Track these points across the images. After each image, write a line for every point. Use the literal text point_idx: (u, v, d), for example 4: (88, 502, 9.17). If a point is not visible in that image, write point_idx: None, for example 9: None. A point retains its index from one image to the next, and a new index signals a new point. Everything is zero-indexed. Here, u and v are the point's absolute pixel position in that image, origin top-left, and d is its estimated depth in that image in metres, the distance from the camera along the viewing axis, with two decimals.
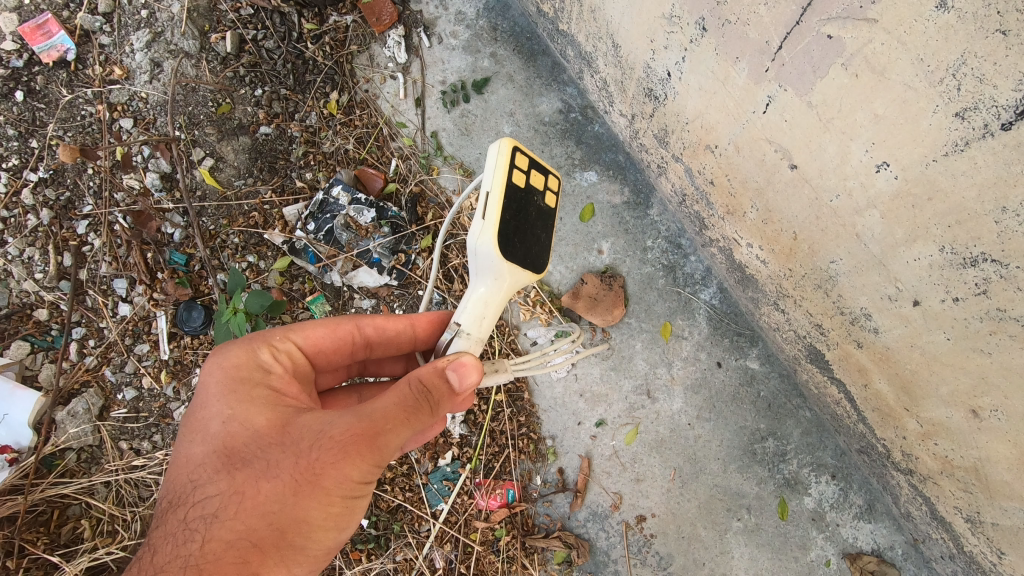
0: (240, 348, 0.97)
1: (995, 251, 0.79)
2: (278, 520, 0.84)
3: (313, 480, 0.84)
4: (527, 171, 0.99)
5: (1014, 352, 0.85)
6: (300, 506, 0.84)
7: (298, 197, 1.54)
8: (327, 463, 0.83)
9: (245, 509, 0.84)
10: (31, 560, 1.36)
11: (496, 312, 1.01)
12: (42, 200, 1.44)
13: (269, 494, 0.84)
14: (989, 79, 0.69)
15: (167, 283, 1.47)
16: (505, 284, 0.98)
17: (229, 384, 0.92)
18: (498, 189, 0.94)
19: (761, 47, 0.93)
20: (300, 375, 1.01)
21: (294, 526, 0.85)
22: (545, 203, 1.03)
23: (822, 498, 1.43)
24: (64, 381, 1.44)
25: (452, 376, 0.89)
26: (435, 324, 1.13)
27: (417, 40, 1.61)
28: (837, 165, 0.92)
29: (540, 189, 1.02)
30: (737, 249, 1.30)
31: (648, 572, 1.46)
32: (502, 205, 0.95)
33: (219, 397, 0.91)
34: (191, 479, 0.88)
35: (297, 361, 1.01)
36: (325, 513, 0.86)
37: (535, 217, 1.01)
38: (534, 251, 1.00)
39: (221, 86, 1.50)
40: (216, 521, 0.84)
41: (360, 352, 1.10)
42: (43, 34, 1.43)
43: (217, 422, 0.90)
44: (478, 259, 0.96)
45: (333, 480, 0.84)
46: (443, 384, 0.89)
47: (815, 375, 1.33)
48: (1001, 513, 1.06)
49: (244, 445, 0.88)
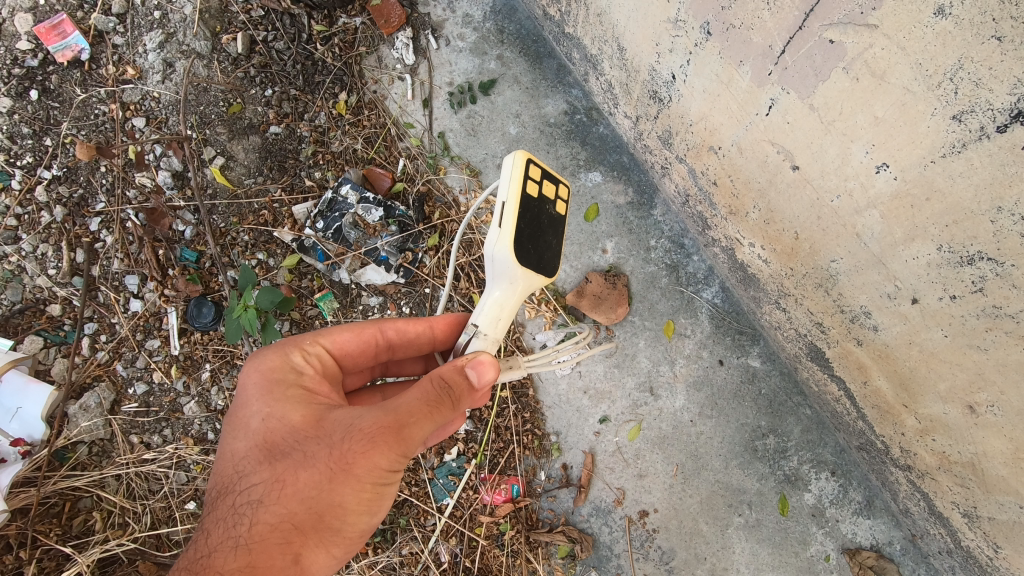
0: (274, 351, 1.01)
1: (991, 250, 0.81)
2: (316, 506, 0.88)
3: (346, 469, 0.87)
4: (540, 180, 1.02)
5: (1010, 348, 0.88)
6: (335, 493, 0.88)
7: (307, 196, 1.56)
8: (358, 453, 0.86)
9: (286, 496, 0.89)
10: (44, 551, 1.37)
11: (510, 316, 1.04)
12: (56, 197, 1.46)
13: (306, 483, 0.88)
14: (985, 83, 0.71)
15: (179, 279, 1.49)
16: (519, 287, 1.01)
17: (265, 383, 0.97)
18: (513, 198, 0.97)
19: (764, 51, 0.95)
20: (329, 375, 1.04)
21: (330, 511, 0.89)
22: (558, 211, 1.05)
23: (822, 494, 1.45)
24: (77, 375, 1.46)
25: (472, 372, 0.91)
26: (453, 325, 1.14)
27: (425, 42, 1.64)
28: (838, 166, 0.94)
29: (552, 196, 1.04)
30: (739, 249, 1.33)
31: (650, 566, 1.49)
32: (517, 213, 0.98)
33: (258, 396, 0.96)
34: (236, 470, 0.93)
35: (326, 363, 1.05)
36: (358, 499, 0.89)
37: (549, 224, 1.03)
38: (547, 256, 1.03)
39: (233, 86, 1.53)
40: (260, 507, 0.89)
41: (383, 354, 1.13)
42: (58, 34, 1.45)
43: (257, 419, 0.94)
44: (494, 264, 0.99)
45: (363, 468, 0.87)
46: (463, 380, 0.91)
47: (815, 373, 1.36)
48: (997, 507, 1.08)
49: (282, 438, 0.92)
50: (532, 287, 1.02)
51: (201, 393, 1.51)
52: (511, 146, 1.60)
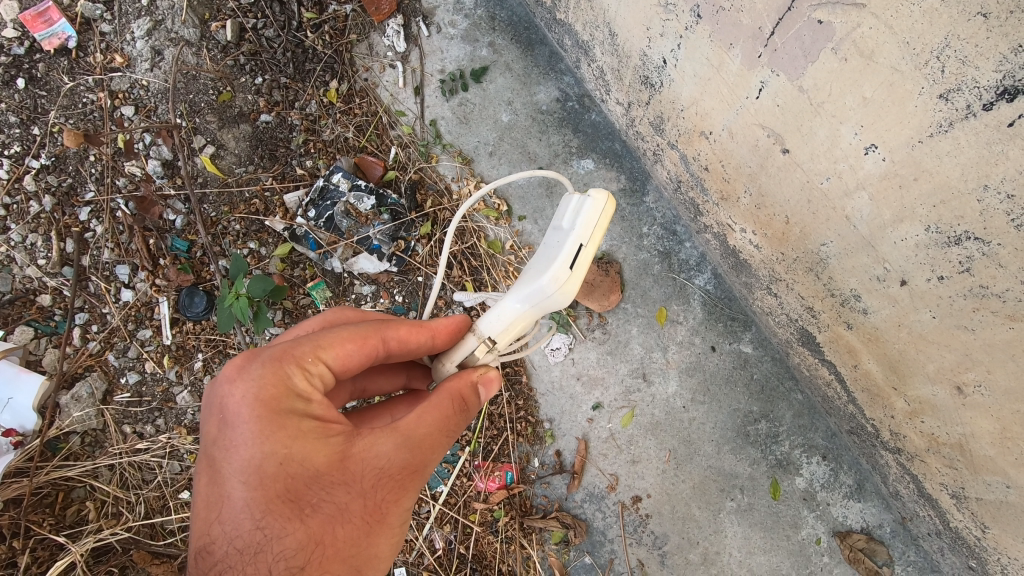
0: (269, 374, 0.83)
1: (977, 229, 0.82)
2: (354, 560, 0.89)
3: (383, 516, 0.90)
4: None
5: (996, 328, 0.89)
6: (373, 542, 0.90)
7: (298, 184, 1.55)
8: (394, 499, 0.90)
9: (326, 556, 0.86)
10: (37, 541, 1.38)
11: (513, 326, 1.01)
12: (44, 186, 1.45)
13: (344, 538, 0.87)
14: (971, 61, 0.71)
15: (170, 269, 1.49)
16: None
17: (270, 420, 0.82)
18: (592, 245, 0.92)
19: (754, 33, 0.95)
20: (327, 392, 0.91)
21: (365, 562, 0.90)
22: None
23: (814, 479, 1.46)
24: (68, 366, 1.45)
25: (482, 389, 0.96)
26: (454, 331, 1.00)
27: (416, 29, 1.62)
28: (828, 148, 0.95)
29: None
30: (731, 235, 1.33)
31: (643, 551, 1.50)
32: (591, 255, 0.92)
33: (262, 438, 0.81)
34: (251, 531, 0.82)
35: (325, 380, 0.90)
36: (390, 541, 0.93)
37: None
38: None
39: (222, 74, 1.52)
40: (296, 573, 0.84)
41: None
42: (43, 22, 1.44)
43: (269, 467, 0.82)
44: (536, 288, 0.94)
45: (399, 511, 0.91)
46: (474, 399, 0.96)
47: (806, 358, 1.36)
48: (984, 488, 1.09)
49: (305, 488, 0.84)
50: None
51: (193, 383, 1.51)
52: (503, 133, 1.59)
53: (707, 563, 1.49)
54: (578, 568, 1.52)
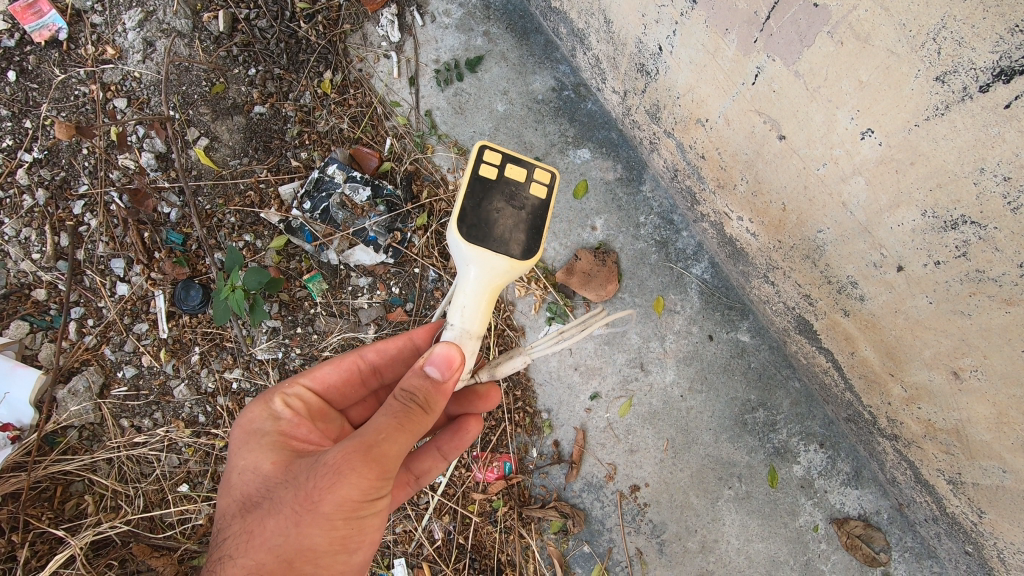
0: (259, 401, 1.08)
1: (974, 213, 0.81)
2: (286, 551, 0.87)
3: (311, 504, 0.86)
4: (500, 165, 1.06)
5: (992, 313, 0.89)
6: (303, 535, 0.86)
7: (293, 176, 1.53)
8: (324, 488, 0.85)
9: (258, 544, 0.89)
10: (37, 535, 1.38)
11: (482, 302, 1.02)
12: (37, 180, 1.45)
13: (273, 528, 0.88)
14: (967, 42, 0.71)
15: (165, 262, 1.47)
16: (489, 273, 1.02)
17: (251, 433, 1.04)
18: (463, 183, 1.04)
19: (749, 18, 0.94)
20: (317, 413, 1.12)
21: (301, 555, 0.87)
22: (527, 196, 1.06)
23: (811, 466, 1.47)
24: (65, 360, 1.45)
25: (431, 369, 0.91)
26: (433, 332, 1.20)
27: (411, 18, 1.61)
28: (824, 134, 0.94)
29: (522, 181, 1.06)
30: (728, 223, 1.33)
31: (642, 540, 1.50)
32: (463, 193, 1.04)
33: (242, 447, 1.02)
34: (225, 524, 0.98)
35: (314, 402, 1.13)
36: (329, 539, 0.87)
37: (512, 206, 1.05)
38: (521, 239, 1.04)
39: (215, 65, 1.51)
40: (235, 559, 0.90)
41: (371, 378, 1.20)
42: (34, 13, 1.43)
43: (241, 471, 0.99)
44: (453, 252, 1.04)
45: (329, 504, 0.85)
46: (425, 380, 0.91)
47: (804, 346, 1.36)
48: (981, 473, 1.10)
49: (262, 489, 0.96)
50: (504, 272, 1.02)
51: (190, 376, 1.50)
52: (499, 123, 1.58)
53: (706, 551, 1.50)
54: (577, 557, 1.52)
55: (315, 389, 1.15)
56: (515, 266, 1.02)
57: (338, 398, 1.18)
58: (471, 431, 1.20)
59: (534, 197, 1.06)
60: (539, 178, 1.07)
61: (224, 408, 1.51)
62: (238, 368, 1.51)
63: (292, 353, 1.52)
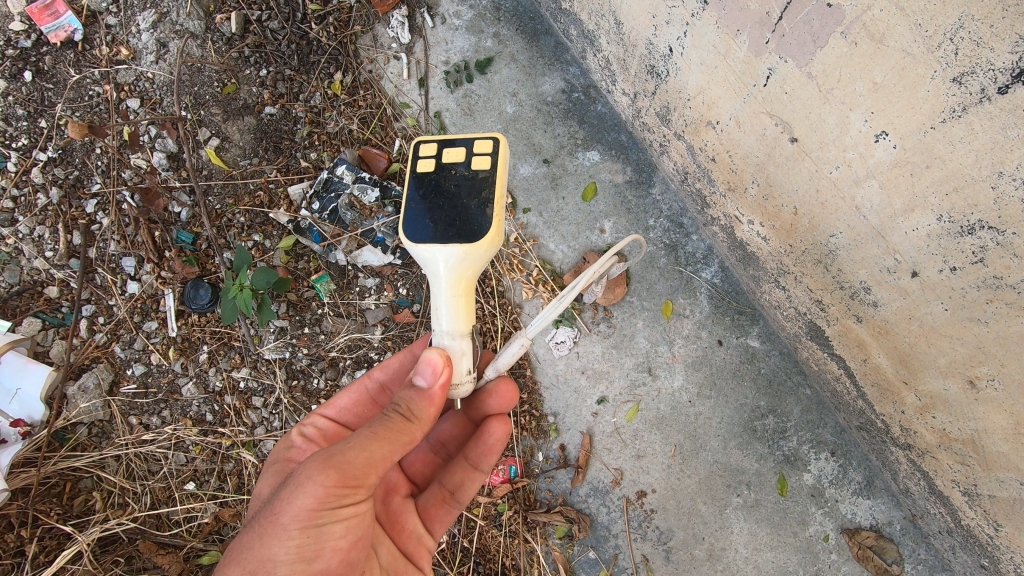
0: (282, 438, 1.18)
1: (992, 218, 0.79)
2: (250, 564, 0.86)
3: (273, 515, 0.87)
4: (436, 154, 1.05)
5: (1010, 320, 0.86)
6: (265, 546, 0.86)
7: (303, 176, 1.54)
8: (284, 498, 0.86)
9: (230, 560, 0.89)
10: (45, 530, 1.39)
11: (450, 299, 1.02)
12: (51, 178, 1.46)
13: (244, 543, 0.89)
14: (986, 42, 0.69)
15: (175, 261, 1.48)
16: (445, 266, 1.01)
17: (270, 467, 1.12)
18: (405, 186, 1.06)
19: (761, 18, 0.93)
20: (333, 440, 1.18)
21: (262, 567, 0.86)
22: (470, 171, 1.03)
23: (822, 475, 1.44)
24: (76, 357, 1.46)
25: (419, 377, 0.96)
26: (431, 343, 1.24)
27: (421, 20, 1.61)
28: (837, 136, 0.92)
29: (461, 160, 1.04)
30: (738, 227, 1.31)
31: (648, 546, 1.49)
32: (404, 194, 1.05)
33: (261, 482, 1.09)
34: None
35: (330, 431, 1.19)
36: (288, 549, 0.86)
37: (456, 189, 1.03)
38: (473, 220, 1.01)
39: (226, 66, 1.52)
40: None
41: (383, 398, 1.25)
42: (51, 14, 1.46)
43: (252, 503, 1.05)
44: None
45: (286, 512, 0.85)
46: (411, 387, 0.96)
47: (815, 352, 1.34)
48: (997, 485, 1.07)
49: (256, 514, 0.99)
50: (460, 261, 1.00)
51: (199, 374, 1.50)
52: (508, 125, 1.58)
53: (713, 559, 1.47)
54: (582, 563, 1.50)
55: (330, 416, 1.22)
56: (467, 249, 1.00)
57: (355, 422, 1.23)
58: (493, 431, 1.19)
59: (477, 170, 1.03)
60: (480, 150, 1.04)
61: (231, 406, 1.51)
62: (246, 367, 1.51)
63: (299, 353, 1.52)
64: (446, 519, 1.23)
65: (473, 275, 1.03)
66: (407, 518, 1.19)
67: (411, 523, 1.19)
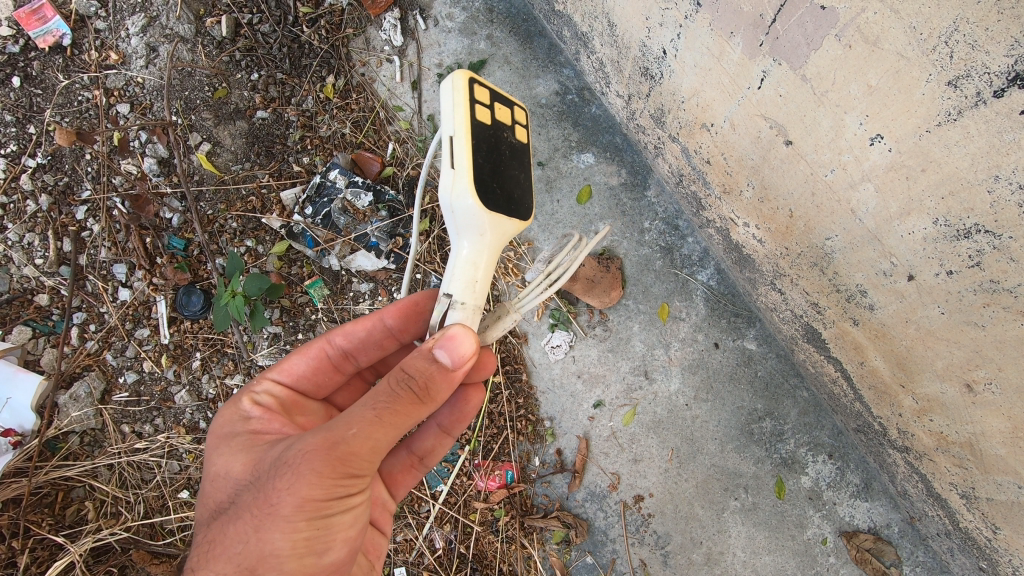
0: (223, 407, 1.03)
1: (988, 222, 0.79)
2: (247, 558, 0.81)
3: (269, 504, 0.81)
4: (490, 105, 0.93)
5: (1007, 324, 0.85)
6: (264, 539, 0.81)
7: (295, 181, 1.52)
8: (281, 488, 0.80)
9: (218, 551, 0.84)
10: (37, 541, 1.38)
11: (488, 269, 0.95)
12: (41, 185, 1.45)
13: (236, 534, 0.83)
14: (981, 45, 0.68)
15: (167, 268, 1.47)
16: (502, 239, 0.94)
17: (216, 443, 0.98)
18: (461, 129, 0.89)
19: (755, 21, 0.92)
20: (289, 408, 1.06)
21: (263, 561, 0.81)
22: (517, 139, 0.97)
23: (820, 477, 1.43)
24: (67, 365, 1.45)
25: (440, 352, 0.84)
26: (407, 311, 1.12)
27: (414, 22, 1.60)
28: (832, 139, 0.92)
29: (509, 121, 0.96)
30: (734, 229, 1.30)
31: (646, 551, 1.48)
32: (469, 147, 0.89)
33: (210, 459, 0.97)
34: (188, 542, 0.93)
35: (284, 397, 1.06)
36: (292, 543, 0.81)
37: (509, 155, 0.96)
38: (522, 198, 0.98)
39: (218, 70, 1.50)
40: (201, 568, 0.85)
41: (345, 363, 1.13)
42: (39, 19, 1.44)
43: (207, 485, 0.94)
44: (455, 216, 0.91)
45: (288, 504, 0.79)
46: (431, 363, 0.83)
47: (812, 354, 1.33)
48: (995, 488, 1.06)
49: (227, 496, 0.90)
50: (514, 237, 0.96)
51: (191, 382, 1.49)
52: None
53: (711, 563, 1.47)
54: (580, 568, 1.50)
55: (285, 382, 1.08)
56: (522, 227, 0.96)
57: (312, 388, 1.12)
58: (472, 401, 1.14)
59: (521, 140, 0.98)
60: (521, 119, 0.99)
61: None
62: (240, 373, 1.50)
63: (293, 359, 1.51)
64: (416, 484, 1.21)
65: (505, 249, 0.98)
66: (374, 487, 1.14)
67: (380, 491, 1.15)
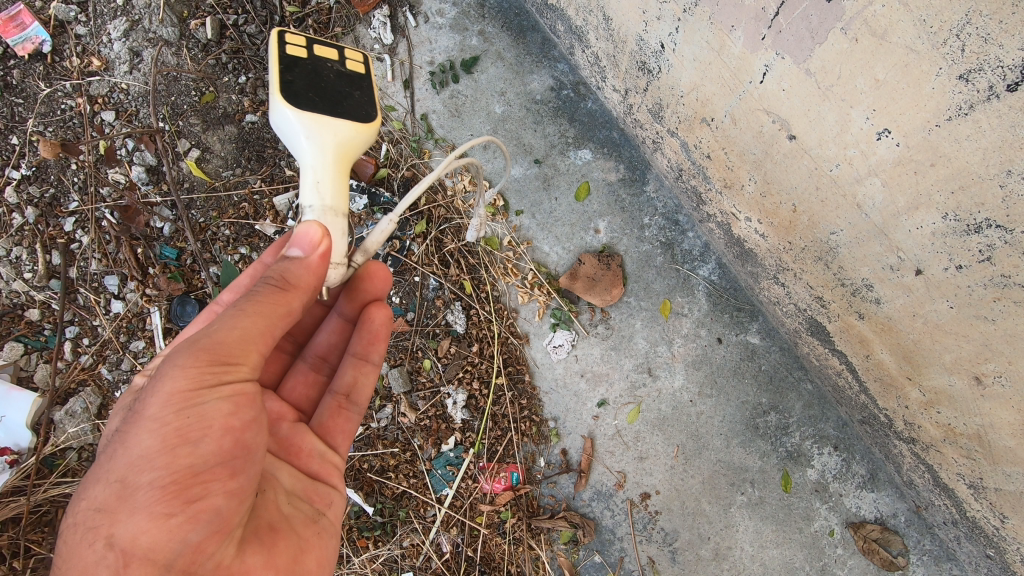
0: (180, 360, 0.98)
1: (1000, 217, 0.78)
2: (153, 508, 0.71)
3: (187, 452, 0.72)
4: (307, 45, 0.91)
5: (1018, 318, 0.85)
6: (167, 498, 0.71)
7: (288, 185, 1.49)
8: (193, 434, 0.71)
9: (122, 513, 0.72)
10: (38, 560, 1.36)
11: (335, 177, 0.86)
12: (26, 198, 1.41)
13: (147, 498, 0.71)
14: (995, 38, 0.67)
15: (160, 278, 1.44)
16: (332, 140, 0.87)
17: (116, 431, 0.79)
18: (273, 58, 0.88)
19: (757, 14, 0.90)
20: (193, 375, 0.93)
21: (168, 505, 0.71)
22: (347, 69, 0.93)
23: (826, 470, 1.43)
24: (61, 381, 1.42)
25: (292, 248, 0.76)
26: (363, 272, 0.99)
27: (403, 19, 1.56)
28: (837, 133, 0.90)
29: (334, 59, 0.92)
30: (735, 223, 1.29)
31: (654, 548, 1.48)
32: (278, 67, 0.87)
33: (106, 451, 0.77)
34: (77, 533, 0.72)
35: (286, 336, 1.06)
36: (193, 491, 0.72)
37: (336, 81, 0.91)
38: (362, 107, 0.92)
39: (204, 74, 1.47)
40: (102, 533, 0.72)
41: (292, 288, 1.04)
42: (16, 26, 1.39)
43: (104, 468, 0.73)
44: (282, 133, 0.87)
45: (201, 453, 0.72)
46: (287, 260, 0.76)
47: (816, 347, 1.33)
48: (1004, 478, 1.07)
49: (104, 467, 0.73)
50: (349, 135, 0.88)
51: None
52: (497, 125, 1.54)
53: (719, 558, 1.47)
54: (588, 567, 1.50)
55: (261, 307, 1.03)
56: (359, 127, 0.88)
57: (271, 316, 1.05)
58: (375, 318, 1.01)
59: (355, 70, 0.94)
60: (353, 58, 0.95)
61: None
62: None
63: None
64: (348, 429, 1.06)
65: (358, 154, 0.90)
66: (301, 440, 1.00)
67: (309, 442, 1.00)
